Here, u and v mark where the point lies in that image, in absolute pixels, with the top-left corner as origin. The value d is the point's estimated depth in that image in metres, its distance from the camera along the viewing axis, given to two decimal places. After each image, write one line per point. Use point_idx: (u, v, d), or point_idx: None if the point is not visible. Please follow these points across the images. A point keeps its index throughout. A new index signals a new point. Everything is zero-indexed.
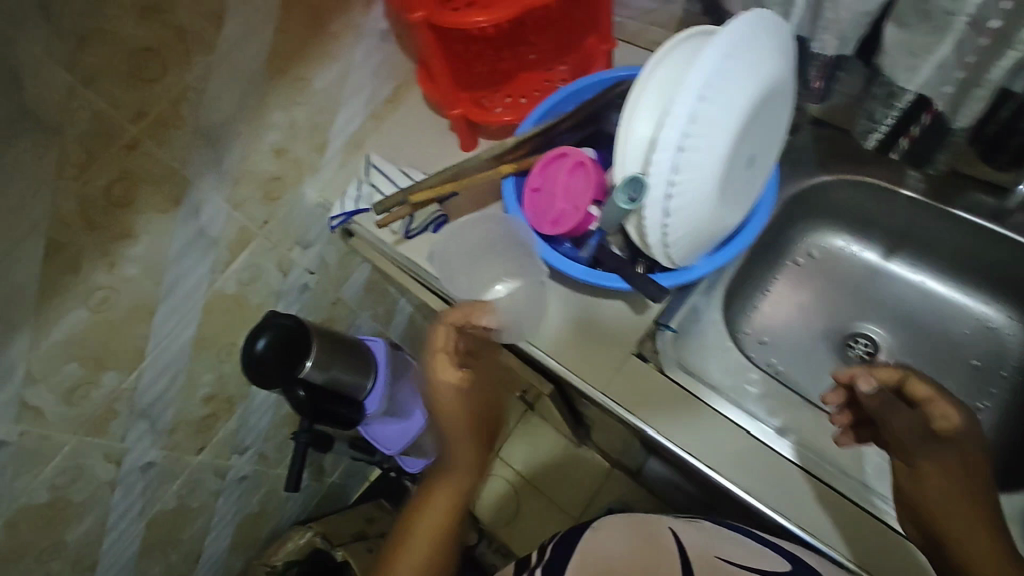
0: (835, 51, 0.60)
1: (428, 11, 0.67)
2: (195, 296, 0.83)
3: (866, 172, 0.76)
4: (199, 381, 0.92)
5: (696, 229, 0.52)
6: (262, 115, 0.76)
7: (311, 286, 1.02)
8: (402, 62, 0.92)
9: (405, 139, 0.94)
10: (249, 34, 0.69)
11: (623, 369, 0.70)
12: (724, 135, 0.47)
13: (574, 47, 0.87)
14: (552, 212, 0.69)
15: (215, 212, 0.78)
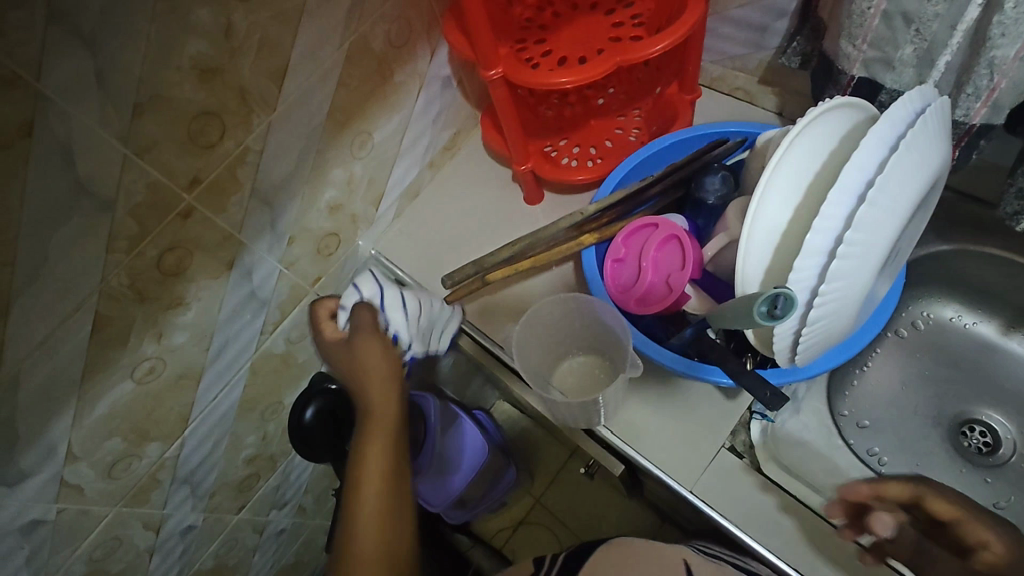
0: (983, 120, 0.52)
1: (506, 67, 0.62)
2: (243, 358, 0.78)
3: (984, 245, 0.67)
4: (243, 441, 0.87)
5: (831, 338, 0.44)
6: (320, 172, 0.72)
7: (359, 339, 0.96)
8: (463, 109, 0.87)
9: (464, 190, 0.88)
10: (311, 91, 0.64)
11: (714, 466, 0.63)
12: (883, 236, 0.40)
13: (649, 95, 0.80)
14: (638, 287, 0.62)
15: (267, 272, 0.73)
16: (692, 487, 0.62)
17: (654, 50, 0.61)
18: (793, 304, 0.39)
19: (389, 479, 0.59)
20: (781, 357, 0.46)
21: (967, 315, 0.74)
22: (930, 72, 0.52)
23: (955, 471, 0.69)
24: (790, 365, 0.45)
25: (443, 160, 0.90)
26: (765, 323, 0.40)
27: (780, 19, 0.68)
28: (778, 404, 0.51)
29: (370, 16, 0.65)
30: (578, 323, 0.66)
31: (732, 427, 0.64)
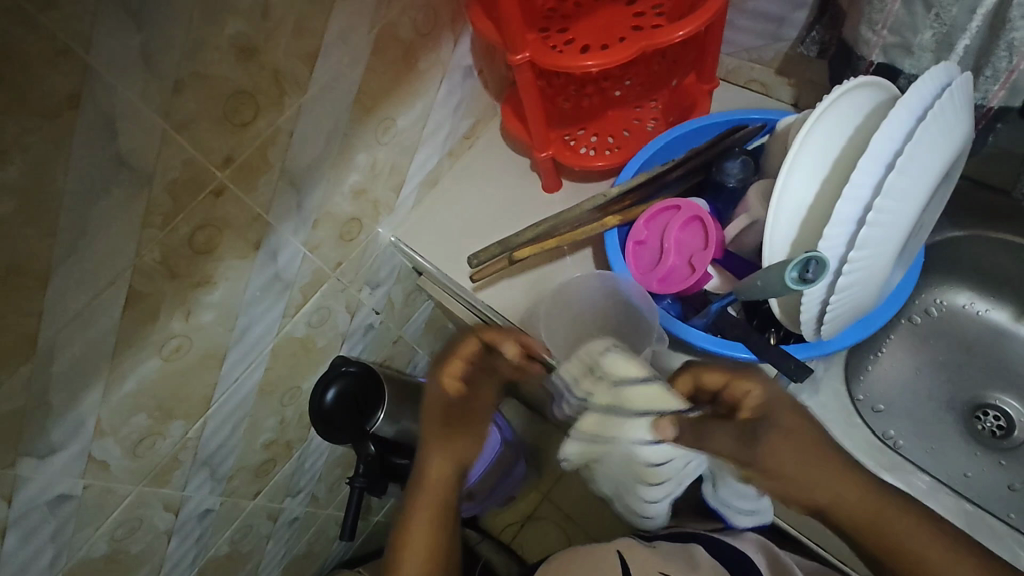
0: (1000, 103, 0.55)
1: (532, 51, 0.63)
2: (265, 341, 0.79)
3: (998, 232, 0.68)
4: (261, 426, 0.87)
5: (856, 307, 0.45)
6: (345, 156, 0.73)
7: (376, 326, 0.98)
8: (482, 99, 0.89)
9: (483, 179, 0.90)
10: (341, 74, 0.66)
11: None
12: (908, 205, 0.41)
13: (667, 85, 0.81)
14: (660, 268, 0.63)
15: (292, 254, 0.74)
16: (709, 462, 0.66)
17: (677, 37, 0.62)
18: (822, 267, 0.40)
19: (440, 501, 0.70)
20: (807, 329, 0.47)
21: (979, 302, 0.75)
22: (949, 56, 0.54)
23: (969, 454, 0.70)
24: (816, 336, 0.47)
25: (462, 150, 0.91)
26: (795, 288, 0.42)
27: (799, 10, 0.70)
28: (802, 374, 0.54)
29: (401, 3, 0.67)
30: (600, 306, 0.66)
31: None
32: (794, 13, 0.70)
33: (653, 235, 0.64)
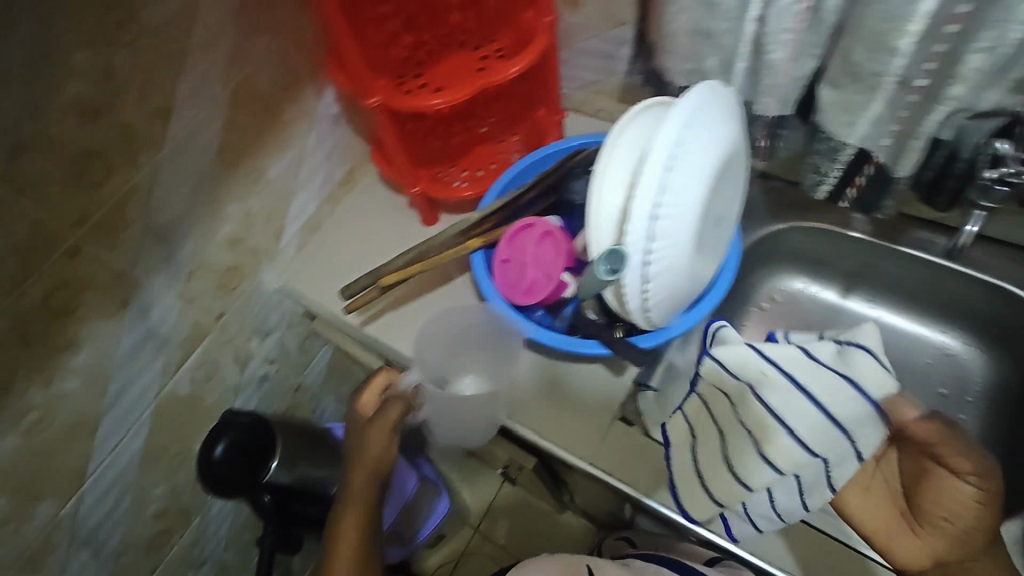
0: (777, 112, 0.63)
1: (383, 94, 0.68)
2: (145, 403, 0.76)
3: (810, 220, 0.79)
4: (149, 494, 0.83)
5: (672, 291, 0.52)
6: (215, 207, 0.74)
7: (272, 376, 0.96)
8: (356, 145, 0.93)
9: (363, 220, 0.93)
10: (201, 128, 0.67)
11: (610, 435, 0.69)
12: (689, 199, 0.48)
13: (524, 119, 0.89)
14: (524, 283, 0.68)
15: (166, 309, 0.73)
16: (590, 458, 0.67)
17: (513, 71, 0.69)
18: (622, 258, 0.47)
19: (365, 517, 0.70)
20: (639, 317, 0.54)
21: (812, 285, 0.86)
22: (733, 77, 0.64)
23: None
24: (647, 321, 0.53)
25: (341, 193, 0.94)
26: (607, 279, 0.48)
27: (622, 47, 0.80)
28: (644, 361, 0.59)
29: (254, 60, 0.70)
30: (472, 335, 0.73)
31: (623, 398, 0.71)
32: (619, 50, 0.80)
33: (515, 253, 0.69)
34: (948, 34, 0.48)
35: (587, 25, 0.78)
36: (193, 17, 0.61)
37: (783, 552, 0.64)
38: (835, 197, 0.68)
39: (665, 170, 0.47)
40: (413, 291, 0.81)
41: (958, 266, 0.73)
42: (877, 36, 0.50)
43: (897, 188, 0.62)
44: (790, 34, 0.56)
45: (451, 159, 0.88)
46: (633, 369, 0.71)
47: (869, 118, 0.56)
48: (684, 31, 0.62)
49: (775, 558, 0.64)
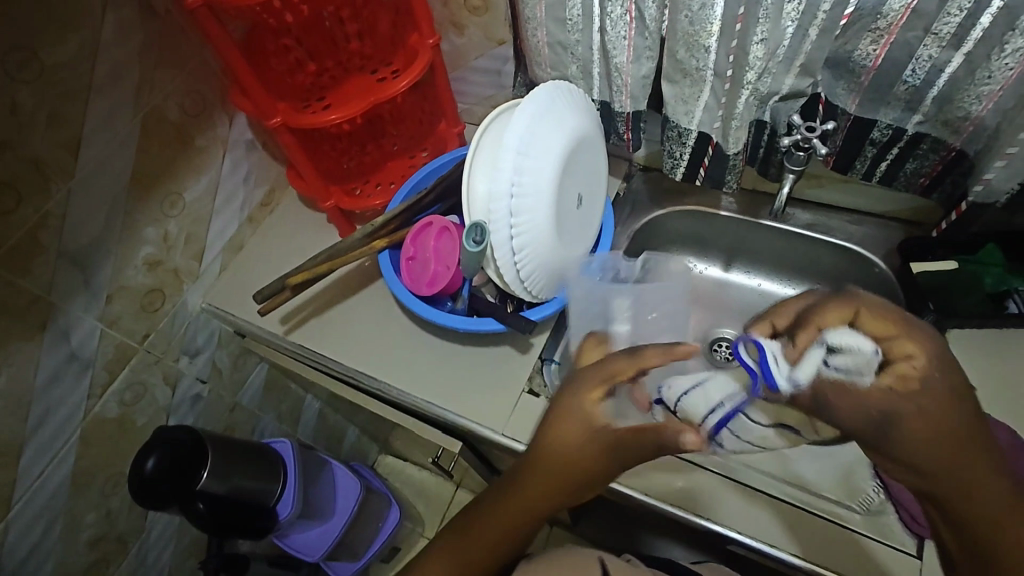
0: (632, 108, 0.73)
1: (285, 115, 0.75)
2: (71, 427, 0.78)
3: (687, 204, 0.88)
4: (81, 521, 0.84)
5: (541, 262, 0.60)
6: (132, 231, 0.78)
7: (205, 396, 0.99)
8: (274, 168, 0.99)
9: (284, 239, 0.98)
10: (112, 156, 0.72)
11: (518, 408, 0.75)
12: (541, 179, 0.57)
13: (430, 134, 0.97)
14: (428, 275, 0.75)
15: (87, 332, 0.76)
16: (501, 429, 0.74)
17: (401, 87, 0.78)
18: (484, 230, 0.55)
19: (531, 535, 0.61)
20: (517, 288, 0.61)
21: (701, 264, 0.94)
22: (592, 81, 0.74)
23: None
24: (523, 291, 0.60)
25: (262, 215, 1.00)
26: (474, 251, 0.56)
27: (507, 63, 0.89)
28: (530, 329, 0.67)
29: (162, 91, 0.76)
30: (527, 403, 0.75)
31: (529, 373, 0.78)
32: (505, 65, 0.90)
33: (419, 249, 0.76)
34: (737, 31, 0.58)
35: (474, 45, 0.88)
36: (98, 54, 0.66)
37: (734, 516, 0.66)
38: (691, 178, 0.76)
39: (516, 155, 0.56)
40: (333, 296, 0.86)
41: (807, 232, 0.82)
42: (689, 37, 0.61)
43: (734, 163, 0.71)
44: (626, 41, 0.66)
45: (364, 175, 0.94)
46: (537, 347, 0.79)
47: (702, 106, 0.67)
48: (544, 44, 0.72)
49: (713, 513, 0.67)
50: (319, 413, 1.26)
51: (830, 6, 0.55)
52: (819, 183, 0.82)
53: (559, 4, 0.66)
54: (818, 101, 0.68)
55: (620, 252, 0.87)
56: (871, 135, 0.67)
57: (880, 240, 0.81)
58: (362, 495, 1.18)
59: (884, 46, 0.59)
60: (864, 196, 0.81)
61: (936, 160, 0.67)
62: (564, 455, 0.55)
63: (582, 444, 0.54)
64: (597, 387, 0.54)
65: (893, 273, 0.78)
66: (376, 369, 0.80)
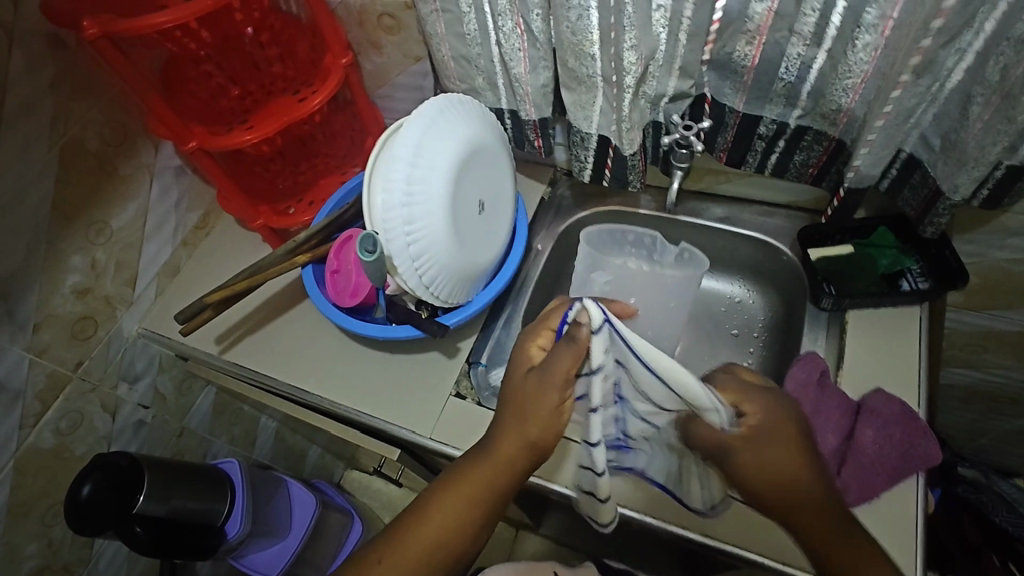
0: (538, 116, 0.76)
1: (201, 138, 0.78)
2: (3, 459, 0.78)
3: (607, 204, 0.91)
4: (21, 554, 0.83)
5: (443, 267, 0.62)
6: (57, 261, 0.79)
7: (148, 421, 0.99)
8: (207, 192, 1.00)
9: (220, 261, 1.00)
10: (29, 188, 0.73)
11: (446, 411, 0.77)
12: (435, 188, 0.59)
13: (360, 150, 0.99)
14: (351, 286, 0.77)
15: (14, 363, 0.76)
16: (429, 433, 0.76)
17: (316, 105, 0.82)
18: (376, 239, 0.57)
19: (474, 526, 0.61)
20: (423, 294, 0.63)
21: None
22: (498, 91, 0.77)
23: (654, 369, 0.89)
24: (428, 296, 0.62)
25: (199, 238, 1.01)
26: (369, 260, 0.58)
27: (428, 78, 0.93)
28: (443, 332, 0.70)
29: (80, 122, 0.77)
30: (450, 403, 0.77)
31: (456, 377, 0.79)
32: (426, 81, 0.93)
33: (341, 262, 0.77)
34: (612, 39, 0.61)
35: (392, 63, 0.91)
36: (7, 88, 0.68)
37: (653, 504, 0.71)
38: (598, 179, 0.79)
39: (406, 169, 0.58)
40: (265, 315, 0.87)
41: (721, 225, 0.86)
42: (575, 47, 0.64)
43: (634, 164, 0.74)
44: (520, 52, 0.69)
45: (297, 193, 0.96)
46: (464, 351, 0.81)
47: (598, 111, 0.70)
48: (449, 59, 0.75)
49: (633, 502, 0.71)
50: (274, 432, 1.26)
51: (692, 11, 0.60)
52: (727, 177, 0.85)
53: (456, 20, 0.70)
54: (705, 100, 0.71)
55: (544, 254, 0.90)
56: (758, 130, 0.71)
57: (787, 228, 0.84)
58: (320, 510, 1.19)
59: (759, 46, 0.63)
60: (768, 188, 0.84)
61: (821, 150, 0.70)
62: (524, 401, 0.61)
63: (540, 401, 0.60)
64: (541, 339, 0.64)
65: (798, 259, 0.82)
66: (307, 383, 0.81)
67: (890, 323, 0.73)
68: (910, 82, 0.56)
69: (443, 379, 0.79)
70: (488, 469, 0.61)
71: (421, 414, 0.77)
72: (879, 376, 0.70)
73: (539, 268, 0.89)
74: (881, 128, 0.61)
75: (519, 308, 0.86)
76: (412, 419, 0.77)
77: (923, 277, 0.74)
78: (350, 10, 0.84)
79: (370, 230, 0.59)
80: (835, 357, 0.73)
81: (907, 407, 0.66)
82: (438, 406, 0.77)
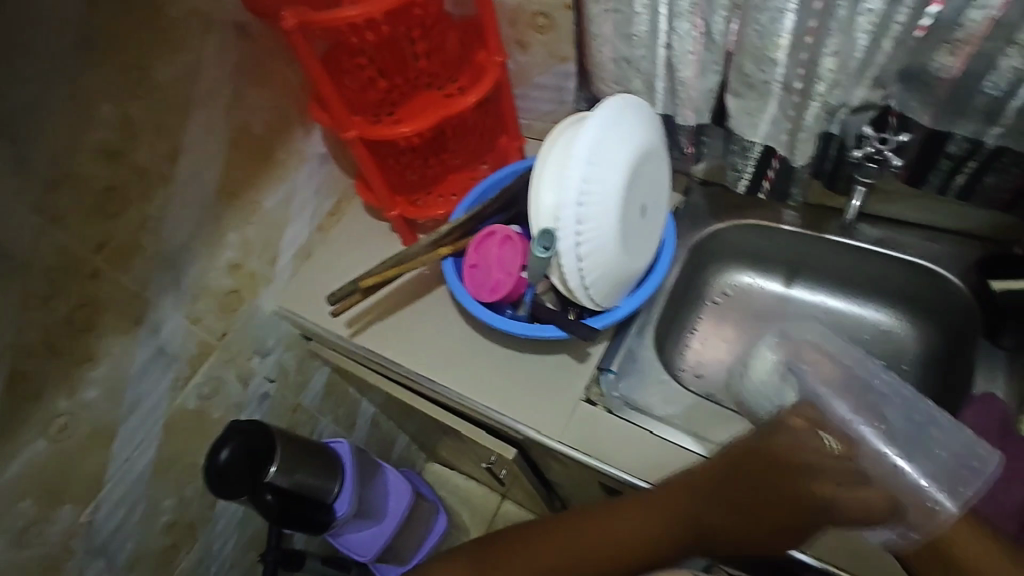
0: (696, 122, 0.74)
1: (360, 128, 0.79)
2: (155, 416, 0.83)
3: (748, 217, 0.87)
4: (159, 507, 0.89)
5: (605, 269, 0.61)
6: (217, 236, 0.84)
7: (272, 395, 1.03)
8: (343, 180, 1.04)
9: (349, 247, 1.03)
10: (203, 167, 0.78)
11: (575, 417, 0.76)
12: (608, 187, 0.58)
13: (493, 148, 0.99)
14: (490, 283, 0.77)
15: (175, 328, 0.82)
16: (558, 437, 0.75)
17: (467, 104, 0.82)
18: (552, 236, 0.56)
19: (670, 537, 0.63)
20: (581, 295, 0.62)
21: (760, 279, 0.92)
22: (655, 95, 0.75)
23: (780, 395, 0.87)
24: (587, 298, 0.61)
25: (330, 224, 1.05)
26: (542, 257, 0.58)
27: (569, 80, 0.92)
28: (590, 336, 0.69)
29: (248, 107, 0.82)
30: (575, 407, 0.76)
31: (586, 383, 0.78)
32: (566, 82, 0.92)
33: (481, 256, 0.78)
34: (807, 44, 0.58)
35: (536, 63, 0.91)
36: (198, 73, 0.73)
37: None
38: (753, 191, 0.76)
39: (583, 165, 0.57)
40: (396, 302, 0.89)
41: (878, 247, 0.80)
42: (758, 51, 0.62)
43: (801, 176, 0.71)
44: (692, 55, 0.67)
45: (428, 187, 0.97)
46: (594, 356, 0.80)
47: (768, 119, 0.67)
48: (609, 60, 0.73)
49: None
50: (373, 417, 1.29)
51: (905, 17, 0.56)
52: (890, 197, 0.80)
53: (626, 21, 0.68)
54: (890, 114, 0.66)
55: (679, 265, 0.87)
56: (947, 149, 0.66)
57: (956, 257, 0.78)
58: (413, 499, 1.21)
59: (964, 58, 0.58)
60: (937, 211, 0.78)
61: (1019, 173, 0.64)
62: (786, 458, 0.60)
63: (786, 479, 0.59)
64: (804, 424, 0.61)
65: (968, 291, 0.75)
66: (436, 373, 0.82)
67: None
68: None
69: (573, 382, 0.78)
70: (696, 489, 0.63)
71: (548, 415, 0.76)
72: None
73: (673, 280, 0.86)
74: None
75: (651, 317, 0.84)
76: (540, 420, 0.76)
77: None
78: (504, 9, 0.85)
79: (541, 226, 0.58)
80: (1017, 400, 0.67)
81: None
82: (566, 409, 0.77)
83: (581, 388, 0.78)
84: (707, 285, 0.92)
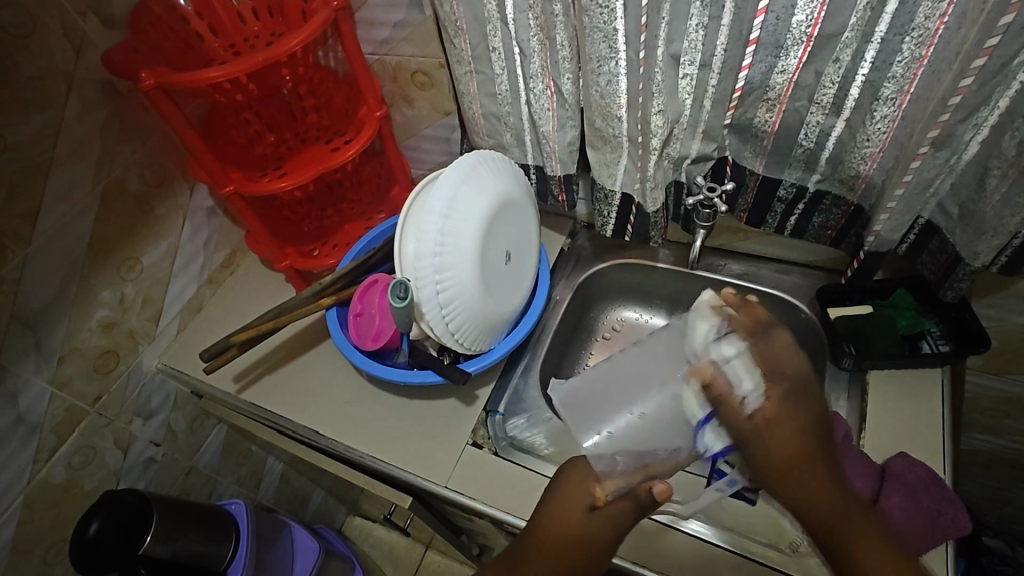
0: (562, 172, 0.79)
1: (236, 183, 0.79)
2: (14, 490, 0.77)
3: (628, 256, 0.92)
4: None
5: (468, 316, 0.65)
6: (88, 295, 0.80)
7: (158, 459, 0.98)
8: (235, 233, 1.03)
9: (241, 300, 1.02)
10: (69, 225, 0.75)
11: (462, 461, 0.76)
12: (466, 237, 0.62)
13: (386, 199, 1.00)
14: (373, 331, 0.77)
15: (36, 394, 0.77)
16: (444, 482, 0.75)
17: (349, 156, 0.84)
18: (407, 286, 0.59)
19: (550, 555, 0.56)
20: (449, 341, 0.66)
21: (645, 315, 0.97)
22: (525, 147, 0.80)
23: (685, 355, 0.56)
24: (454, 343, 0.65)
25: (223, 276, 1.04)
26: (400, 305, 0.60)
27: (454, 131, 0.96)
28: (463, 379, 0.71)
29: (122, 164, 0.80)
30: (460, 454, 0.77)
31: (473, 425, 0.79)
32: (452, 134, 0.96)
33: (365, 305, 0.78)
34: (639, 103, 0.64)
35: (422, 117, 0.95)
36: (60, 131, 0.72)
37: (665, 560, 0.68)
38: (620, 234, 0.82)
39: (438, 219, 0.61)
40: (286, 355, 0.88)
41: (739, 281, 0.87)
42: (602, 109, 0.67)
43: (656, 220, 0.77)
44: (549, 113, 0.73)
45: (321, 237, 0.98)
46: (482, 399, 0.81)
47: (622, 170, 0.73)
48: (479, 116, 0.78)
49: (651, 561, 0.69)
50: (281, 474, 1.24)
51: (717, 81, 0.63)
52: (745, 236, 0.87)
53: (489, 81, 0.73)
54: (727, 163, 0.74)
55: (563, 305, 0.90)
56: (778, 194, 0.73)
57: (806, 289, 0.85)
58: (323, 555, 1.16)
59: (779, 114, 0.65)
60: (785, 247, 0.86)
61: (839, 214, 0.72)
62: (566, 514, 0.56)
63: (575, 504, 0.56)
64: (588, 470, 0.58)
65: (816, 319, 0.82)
66: (324, 425, 0.81)
67: (911, 386, 0.74)
68: (929, 154, 0.59)
69: (461, 426, 0.79)
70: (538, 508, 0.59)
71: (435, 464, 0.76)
72: (904, 443, 0.70)
73: (558, 320, 0.90)
74: (901, 196, 0.63)
75: (537, 357, 0.86)
76: (427, 467, 0.76)
77: (942, 339, 0.74)
78: (385, 67, 0.89)
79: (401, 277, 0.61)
80: (857, 418, 0.74)
81: (933, 473, 0.65)
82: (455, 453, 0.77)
83: (468, 432, 0.78)
84: (596, 322, 0.97)
